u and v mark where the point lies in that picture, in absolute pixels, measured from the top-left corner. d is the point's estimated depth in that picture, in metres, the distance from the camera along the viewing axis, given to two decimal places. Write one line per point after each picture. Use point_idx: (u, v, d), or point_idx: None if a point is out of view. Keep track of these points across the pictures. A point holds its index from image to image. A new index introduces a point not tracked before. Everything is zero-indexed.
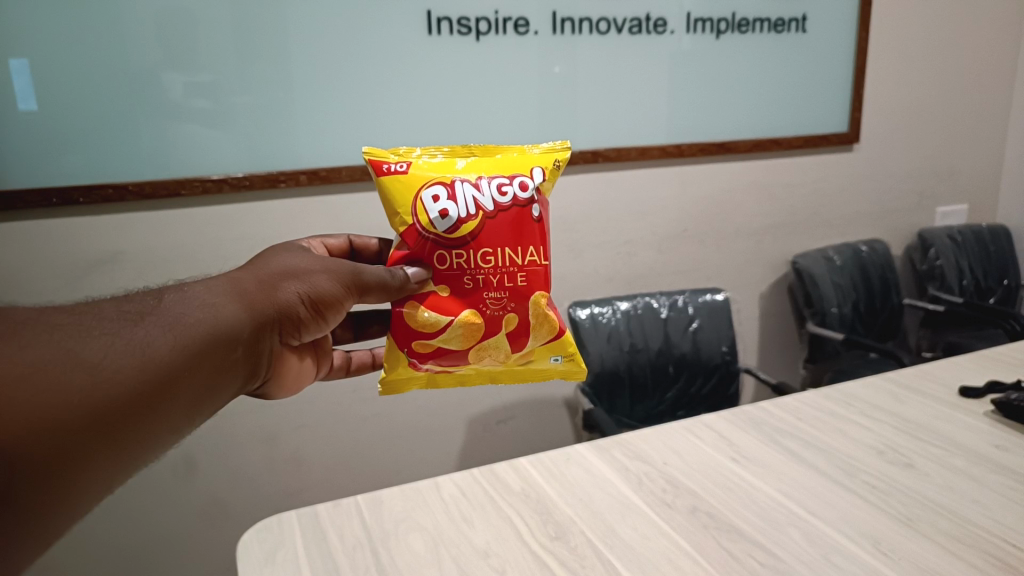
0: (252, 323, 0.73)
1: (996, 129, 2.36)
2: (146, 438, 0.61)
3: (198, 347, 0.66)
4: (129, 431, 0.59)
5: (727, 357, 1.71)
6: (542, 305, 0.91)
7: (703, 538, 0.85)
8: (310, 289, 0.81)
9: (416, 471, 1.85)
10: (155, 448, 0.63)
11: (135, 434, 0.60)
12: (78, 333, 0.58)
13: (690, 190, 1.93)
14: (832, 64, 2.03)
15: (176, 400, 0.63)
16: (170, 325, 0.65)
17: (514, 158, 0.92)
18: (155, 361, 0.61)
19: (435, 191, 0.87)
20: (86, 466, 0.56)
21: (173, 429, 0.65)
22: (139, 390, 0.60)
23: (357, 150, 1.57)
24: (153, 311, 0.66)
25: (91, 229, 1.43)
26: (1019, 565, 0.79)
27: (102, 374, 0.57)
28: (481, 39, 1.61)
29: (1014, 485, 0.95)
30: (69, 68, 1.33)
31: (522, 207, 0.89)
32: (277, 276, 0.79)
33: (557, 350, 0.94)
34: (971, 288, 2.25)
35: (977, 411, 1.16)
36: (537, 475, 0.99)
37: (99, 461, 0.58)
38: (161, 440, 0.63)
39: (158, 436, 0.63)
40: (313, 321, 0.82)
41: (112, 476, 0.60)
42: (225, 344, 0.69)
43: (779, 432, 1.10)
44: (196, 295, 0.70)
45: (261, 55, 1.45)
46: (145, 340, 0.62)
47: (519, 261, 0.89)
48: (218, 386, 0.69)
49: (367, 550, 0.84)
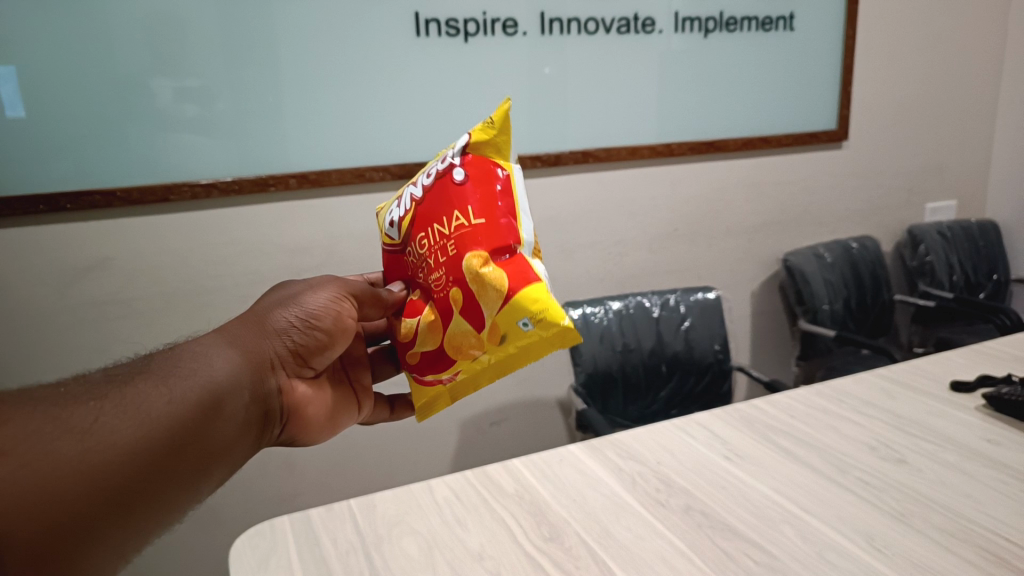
0: (249, 364, 0.72)
1: (983, 125, 2.37)
2: (158, 499, 0.60)
3: (199, 399, 0.65)
4: (132, 495, 0.58)
5: (719, 356, 1.72)
6: (478, 265, 0.75)
7: (697, 537, 0.84)
8: (304, 310, 0.79)
9: (410, 475, 1.84)
10: (168, 508, 0.62)
11: (141, 496, 0.59)
12: (68, 401, 0.58)
13: (680, 189, 1.93)
14: (820, 61, 2.03)
15: (182, 456, 0.62)
16: (165, 381, 0.64)
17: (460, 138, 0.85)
18: (150, 417, 0.61)
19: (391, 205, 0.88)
20: (91, 535, 0.55)
21: (187, 488, 0.63)
22: (139, 450, 0.59)
23: (345, 153, 1.57)
24: (146, 370, 0.66)
25: (81, 236, 1.42)
26: (1011, 558, 0.79)
27: (94, 438, 0.57)
28: (469, 40, 1.61)
29: (1005, 478, 0.95)
30: (55, 73, 1.32)
31: (443, 177, 0.80)
32: (267, 312, 0.79)
33: (514, 319, 0.76)
34: (961, 284, 2.26)
35: (969, 405, 1.17)
36: (531, 477, 0.99)
37: (108, 527, 0.57)
38: (174, 500, 0.62)
39: (170, 496, 0.61)
40: (317, 344, 0.80)
41: (125, 544, 0.59)
42: (229, 394, 0.68)
43: (772, 429, 1.10)
44: (193, 350, 0.70)
45: (249, 57, 1.45)
46: (139, 399, 0.61)
47: (447, 230, 0.78)
48: (229, 435, 0.68)
49: (361, 555, 0.84)
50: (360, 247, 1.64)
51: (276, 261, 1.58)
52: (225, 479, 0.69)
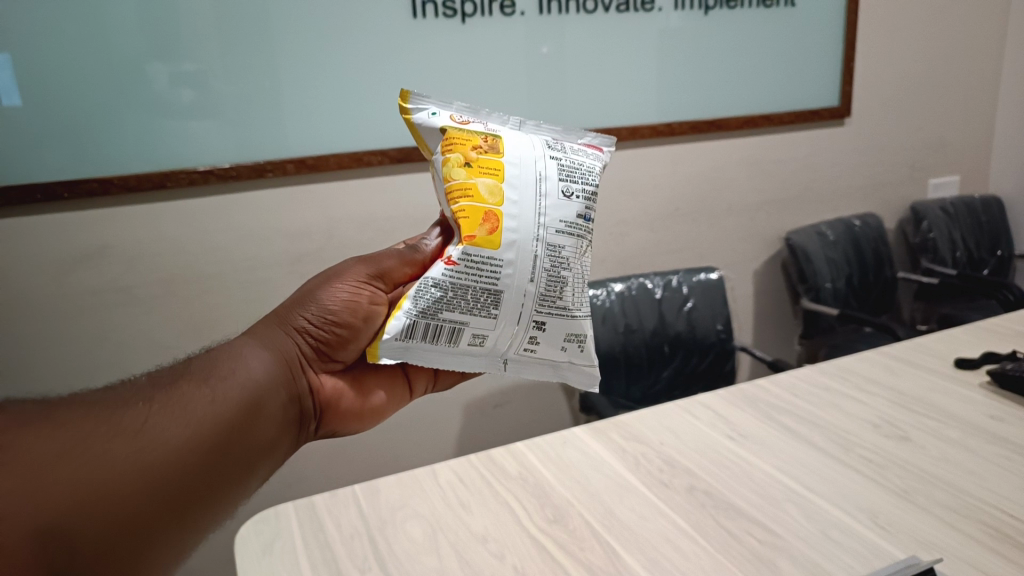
0: (279, 363, 0.72)
1: (986, 99, 2.35)
2: (210, 498, 0.60)
3: (238, 399, 0.65)
4: (184, 494, 0.57)
5: (722, 336, 1.71)
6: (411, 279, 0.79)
7: (701, 517, 0.85)
8: (317, 307, 0.76)
9: (414, 459, 1.85)
10: (217, 508, 0.62)
11: (195, 495, 0.59)
12: (115, 404, 0.57)
13: (682, 169, 1.92)
14: (821, 36, 2.01)
15: (228, 455, 0.62)
16: (204, 383, 0.64)
17: (457, 109, 0.82)
18: (196, 417, 0.60)
19: (534, 125, 0.84)
20: (148, 534, 0.54)
21: (235, 487, 0.63)
22: (189, 449, 0.58)
23: (342, 138, 1.56)
24: (186, 373, 0.65)
25: (78, 224, 1.41)
26: (1014, 533, 0.79)
27: (146, 439, 0.56)
28: (466, 20, 1.59)
29: (1010, 455, 0.95)
30: (46, 61, 1.31)
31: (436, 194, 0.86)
32: (287, 312, 0.77)
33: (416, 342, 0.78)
34: (965, 260, 2.25)
35: (973, 381, 1.16)
36: (533, 459, 0.99)
37: (166, 524, 0.56)
38: (221, 500, 0.62)
39: (219, 495, 0.61)
40: (338, 340, 0.77)
41: (178, 545, 0.58)
42: (264, 395, 0.68)
43: (776, 409, 1.10)
44: (225, 353, 0.70)
45: (244, 41, 1.43)
46: (184, 400, 0.61)
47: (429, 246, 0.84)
48: (266, 434, 0.67)
49: (365, 540, 0.84)
50: (360, 232, 1.64)
51: (276, 248, 1.57)
52: (266, 477, 0.69)
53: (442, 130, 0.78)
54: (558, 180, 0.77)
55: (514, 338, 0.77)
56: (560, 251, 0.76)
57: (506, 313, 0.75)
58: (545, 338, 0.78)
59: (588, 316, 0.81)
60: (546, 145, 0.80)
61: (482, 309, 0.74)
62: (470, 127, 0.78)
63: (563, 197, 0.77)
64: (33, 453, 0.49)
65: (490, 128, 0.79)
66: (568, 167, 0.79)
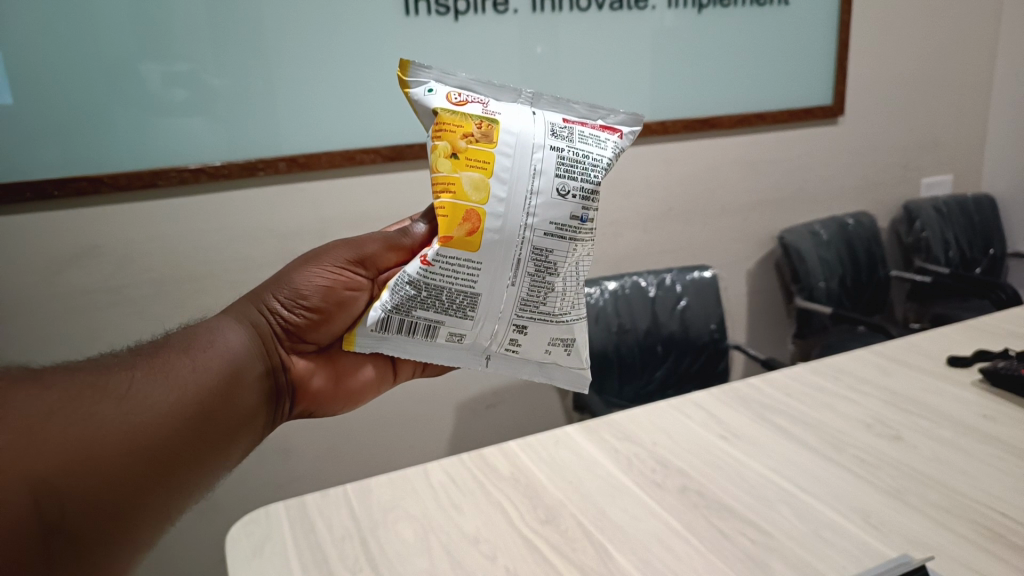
0: (257, 340, 0.73)
1: (978, 98, 2.36)
2: (197, 463, 0.61)
3: (220, 369, 0.66)
4: (172, 456, 0.59)
5: (715, 335, 1.72)
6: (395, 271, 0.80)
7: (693, 517, 0.84)
8: (290, 291, 0.76)
9: (407, 458, 1.85)
10: (205, 473, 0.63)
11: (182, 458, 0.60)
12: (100, 369, 0.59)
13: (675, 168, 1.92)
14: (815, 35, 2.01)
15: (213, 422, 0.63)
16: (187, 352, 0.66)
17: (462, 83, 0.78)
18: (180, 384, 0.62)
19: (551, 100, 0.79)
20: (135, 494, 0.56)
21: (220, 455, 0.65)
22: (174, 413, 0.60)
23: (334, 136, 1.55)
24: (168, 343, 0.66)
25: (68, 223, 1.40)
26: (1007, 533, 0.79)
27: (131, 402, 0.57)
28: (459, 18, 1.58)
29: (1002, 454, 0.95)
30: (38, 60, 1.30)
31: None
32: (262, 292, 0.76)
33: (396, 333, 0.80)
34: (957, 259, 2.26)
35: (965, 380, 1.17)
36: (526, 459, 0.99)
37: (154, 485, 0.57)
38: (208, 466, 0.63)
39: (206, 461, 0.63)
40: (312, 323, 0.77)
41: (166, 507, 0.59)
42: (246, 367, 0.69)
43: (768, 408, 1.10)
44: (205, 326, 0.71)
45: (236, 38, 1.42)
46: (167, 368, 0.62)
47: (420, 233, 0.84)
48: (248, 405, 0.69)
49: (356, 541, 0.83)
50: (352, 231, 1.63)
51: (268, 247, 1.57)
52: (249, 448, 0.70)
53: (436, 111, 0.76)
54: (554, 176, 0.74)
55: (493, 338, 0.78)
56: (546, 254, 0.75)
57: (484, 315, 0.76)
58: (526, 340, 0.78)
59: (578, 318, 0.81)
60: (551, 130, 0.75)
61: (457, 310, 0.75)
62: (467, 109, 0.75)
63: (557, 195, 0.74)
64: (23, 410, 0.50)
65: (489, 111, 0.75)
66: (570, 160, 0.75)
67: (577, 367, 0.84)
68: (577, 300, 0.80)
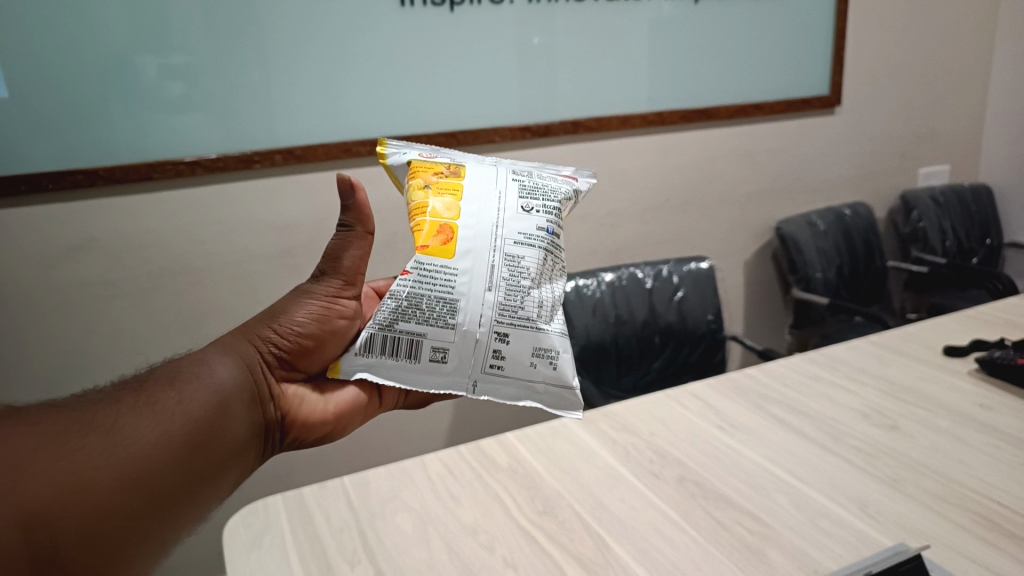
0: (245, 370, 0.73)
1: (975, 88, 2.35)
2: (189, 493, 0.62)
3: (209, 400, 0.67)
4: (163, 488, 0.59)
5: (712, 325, 1.72)
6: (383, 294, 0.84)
7: (691, 507, 0.85)
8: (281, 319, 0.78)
9: (405, 450, 1.85)
10: (199, 503, 0.64)
11: (174, 489, 0.61)
12: (86, 406, 0.60)
13: (672, 158, 1.92)
14: (812, 25, 2.00)
15: (202, 452, 0.64)
16: (174, 384, 0.66)
17: (429, 147, 0.87)
18: (168, 416, 0.63)
19: (509, 160, 0.87)
20: (129, 528, 0.56)
21: (213, 483, 0.65)
22: (163, 445, 0.60)
23: (330, 127, 1.55)
24: (155, 377, 0.67)
25: (63, 217, 1.40)
26: (1003, 521, 0.79)
27: (119, 437, 0.58)
28: (455, 9, 1.58)
29: (998, 443, 0.95)
30: (34, 52, 1.29)
31: None
32: (254, 325, 0.78)
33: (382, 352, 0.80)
34: (954, 249, 2.26)
35: (961, 370, 1.17)
36: (524, 451, 0.99)
37: (147, 518, 0.58)
38: (201, 495, 0.64)
39: (198, 491, 0.63)
40: (305, 350, 0.78)
41: (159, 538, 0.60)
42: (236, 395, 0.70)
43: (765, 398, 1.10)
44: (193, 359, 0.72)
45: (231, 29, 1.41)
46: (154, 402, 0.63)
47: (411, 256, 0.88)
48: (240, 432, 0.69)
49: (354, 533, 0.83)
50: None
51: (265, 239, 1.56)
52: (242, 475, 0.70)
53: (408, 162, 0.83)
54: (518, 199, 0.80)
55: (476, 354, 0.76)
56: (519, 262, 0.78)
57: (464, 323, 0.76)
58: (510, 352, 0.77)
59: (559, 335, 0.80)
60: (511, 169, 0.84)
61: (438, 318, 0.76)
62: (436, 158, 0.83)
63: (522, 212, 0.80)
64: (10, 449, 0.51)
65: (455, 159, 0.83)
66: (530, 187, 0.82)
67: (567, 388, 0.79)
68: (556, 317, 0.80)
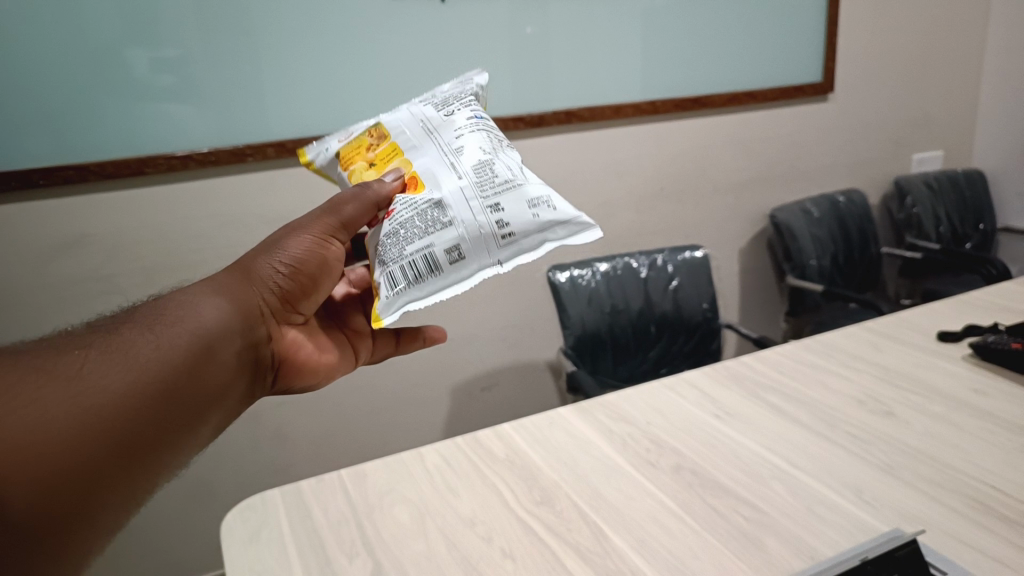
0: (239, 309, 0.70)
1: (968, 73, 2.36)
2: (160, 444, 0.59)
3: (187, 345, 0.63)
4: (131, 439, 0.56)
5: (708, 314, 1.72)
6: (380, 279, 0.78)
7: (687, 496, 0.85)
8: (282, 257, 0.75)
9: (402, 442, 1.85)
10: (169, 454, 0.60)
11: (143, 441, 0.57)
12: (49, 353, 0.56)
13: (666, 147, 1.91)
14: (807, 12, 2.00)
15: (173, 406, 0.60)
16: (148, 329, 0.62)
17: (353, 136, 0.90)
18: (139, 363, 0.59)
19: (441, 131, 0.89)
20: (90, 483, 0.53)
21: (186, 433, 0.62)
22: (131, 394, 0.57)
23: (323, 122, 1.54)
24: (130, 321, 0.63)
25: (54, 213, 1.39)
26: (997, 505, 0.80)
27: (83, 386, 0.54)
28: (446, 1, 1.57)
29: (992, 428, 0.95)
30: (24, 49, 1.28)
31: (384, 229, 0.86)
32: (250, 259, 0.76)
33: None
34: (948, 235, 2.26)
35: (955, 355, 1.17)
36: (520, 441, 0.99)
37: (112, 472, 0.54)
38: (173, 446, 0.60)
39: (169, 442, 0.60)
40: (302, 290, 0.77)
41: (130, 489, 0.57)
42: (217, 341, 0.66)
43: (761, 386, 1.11)
44: (177, 300, 0.68)
45: (222, 24, 1.40)
46: (124, 348, 0.59)
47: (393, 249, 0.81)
48: (219, 382, 0.65)
49: (352, 525, 0.83)
50: None
51: (259, 234, 1.56)
52: (220, 426, 0.67)
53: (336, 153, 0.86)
54: (437, 113, 0.83)
55: (484, 228, 0.73)
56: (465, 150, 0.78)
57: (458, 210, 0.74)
58: (511, 213, 0.74)
59: (541, 186, 0.78)
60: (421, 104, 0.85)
61: (435, 223, 0.73)
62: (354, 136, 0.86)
63: (446, 117, 0.82)
64: None
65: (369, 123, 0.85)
66: (440, 101, 0.84)
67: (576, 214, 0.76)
68: (532, 178, 0.79)
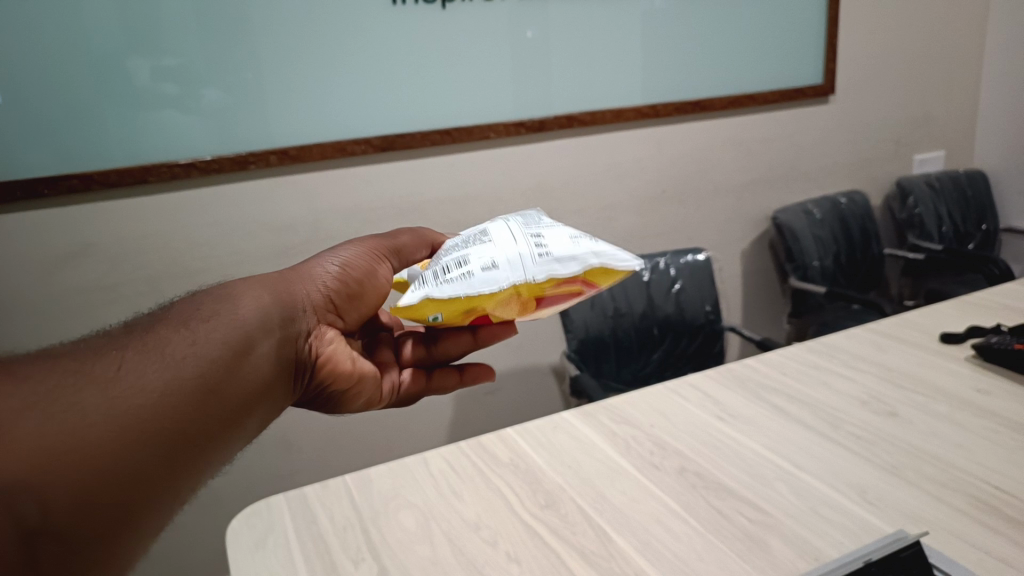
0: (283, 304, 0.73)
1: (968, 73, 2.36)
2: (201, 441, 0.59)
3: (221, 343, 0.63)
4: (171, 436, 0.56)
5: (711, 317, 1.72)
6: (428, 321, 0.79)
7: (691, 497, 0.85)
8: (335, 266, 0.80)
9: (406, 447, 1.85)
10: (210, 452, 0.60)
11: (183, 439, 0.57)
12: (86, 355, 0.56)
13: (667, 150, 1.92)
14: (807, 13, 2.00)
15: (212, 398, 0.60)
16: (183, 328, 0.63)
17: None
18: (176, 361, 0.59)
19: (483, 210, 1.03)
20: (131, 481, 0.53)
21: (226, 432, 0.62)
22: (170, 390, 0.57)
23: (325, 129, 1.54)
24: (165, 321, 0.64)
25: (61, 222, 1.40)
26: (1001, 505, 0.80)
27: (120, 385, 0.54)
28: (446, 7, 1.57)
29: (996, 427, 0.95)
30: (28, 60, 1.29)
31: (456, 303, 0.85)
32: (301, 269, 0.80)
33: (446, 317, 0.73)
34: (951, 235, 2.27)
35: (959, 355, 1.17)
36: (524, 445, 0.99)
37: (153, 471, 0.54)
38: (213, 444, 0.60)
39: (209, 439, 0.60)
40: (349, 301, 0.80)
41: (175, 485, 0.57)
42: (251, 340, 0.66)
43: (764, 388, 1.11)
44: (211, 302, 0.68)
45: (225, 32, 1.41)
46: (161, 348, 0.59)
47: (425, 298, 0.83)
48: (253, 372, 0.65)
49: (358, 531, 0.84)
50: (346, 222, 1.63)
51: (260, 240, 1.56)
52: (256, 426, 0.67)
53: None
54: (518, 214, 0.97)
55: (520, 249, 0.72)
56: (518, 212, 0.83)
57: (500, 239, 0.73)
58: (548, 241, 0.73)
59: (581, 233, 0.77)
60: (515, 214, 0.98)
61: (472, 242, 0.75)
62: None
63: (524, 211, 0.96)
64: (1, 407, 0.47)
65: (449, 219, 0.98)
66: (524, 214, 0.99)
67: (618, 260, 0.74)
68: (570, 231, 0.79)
